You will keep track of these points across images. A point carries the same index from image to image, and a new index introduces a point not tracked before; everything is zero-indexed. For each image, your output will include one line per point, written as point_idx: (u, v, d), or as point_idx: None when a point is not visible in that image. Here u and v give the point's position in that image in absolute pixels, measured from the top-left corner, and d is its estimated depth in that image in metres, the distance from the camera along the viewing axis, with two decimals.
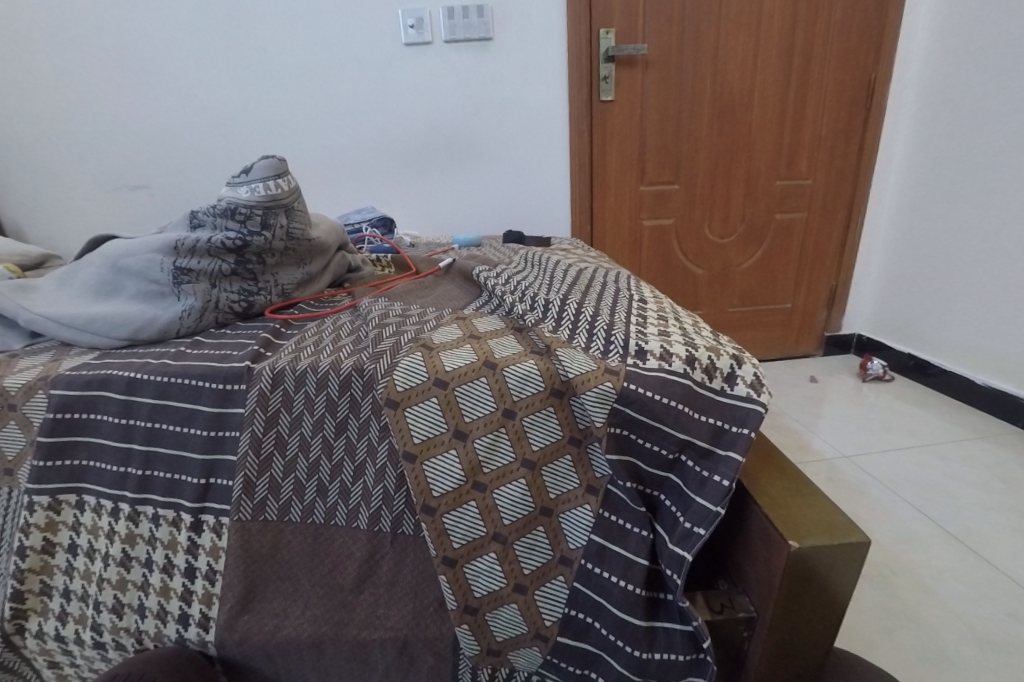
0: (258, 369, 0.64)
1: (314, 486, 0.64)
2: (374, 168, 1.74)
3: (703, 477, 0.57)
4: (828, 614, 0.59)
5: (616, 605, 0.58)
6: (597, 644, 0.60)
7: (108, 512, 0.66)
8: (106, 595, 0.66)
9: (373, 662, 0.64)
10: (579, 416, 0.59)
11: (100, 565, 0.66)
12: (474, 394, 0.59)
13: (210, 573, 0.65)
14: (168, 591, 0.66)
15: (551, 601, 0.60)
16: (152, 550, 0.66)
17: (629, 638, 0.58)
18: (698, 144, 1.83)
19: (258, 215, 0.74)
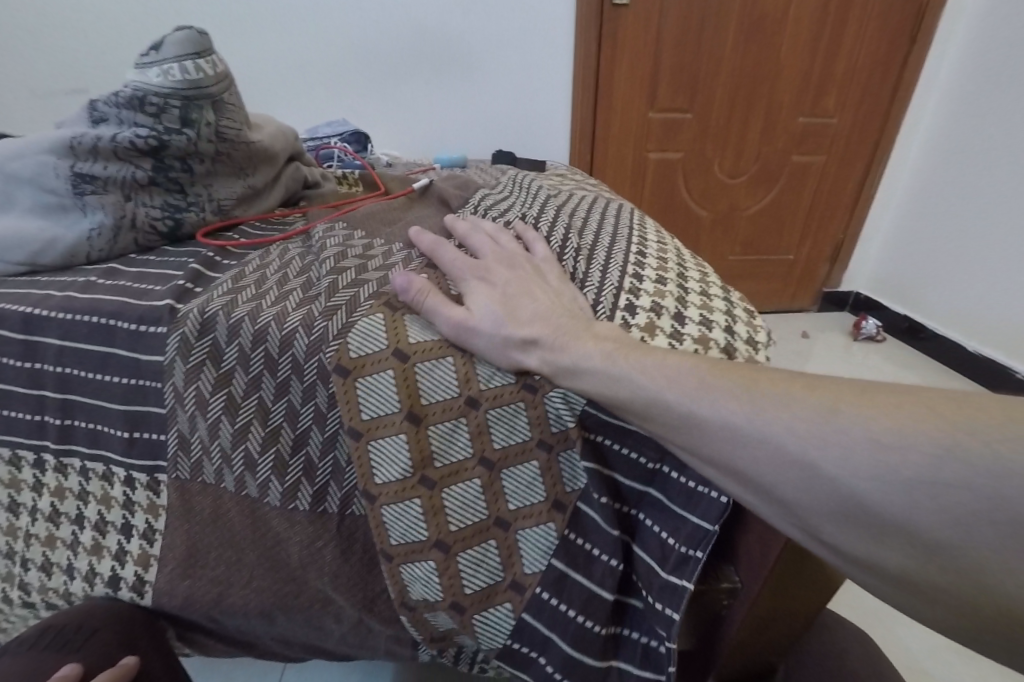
0: (183, 311, 0.52)
1: (242, 457, 0.53)
2: (350, 74, 1.55)
3: (690, 489, 0.47)
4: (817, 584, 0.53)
5: (568, 641, 0.50)
6: (537, 677, 0.52)
7: (31, 463, 0.59)
8: (34, 552, 0.59)
9: (329, 629, 0.57)
10: (554, 419, 0.49)
11: (27, 520, 0.59)
12: (436, 374, 0.49)
13: (149, 532, 0.56)
14: (101, 550, 0.58)
15: (493, 629, 0.50)
16: (82, 506, 0.58)
17: (576, 676, 0.51)
18: (719, 67, 1.65)
19: (175, 108, 0.58)
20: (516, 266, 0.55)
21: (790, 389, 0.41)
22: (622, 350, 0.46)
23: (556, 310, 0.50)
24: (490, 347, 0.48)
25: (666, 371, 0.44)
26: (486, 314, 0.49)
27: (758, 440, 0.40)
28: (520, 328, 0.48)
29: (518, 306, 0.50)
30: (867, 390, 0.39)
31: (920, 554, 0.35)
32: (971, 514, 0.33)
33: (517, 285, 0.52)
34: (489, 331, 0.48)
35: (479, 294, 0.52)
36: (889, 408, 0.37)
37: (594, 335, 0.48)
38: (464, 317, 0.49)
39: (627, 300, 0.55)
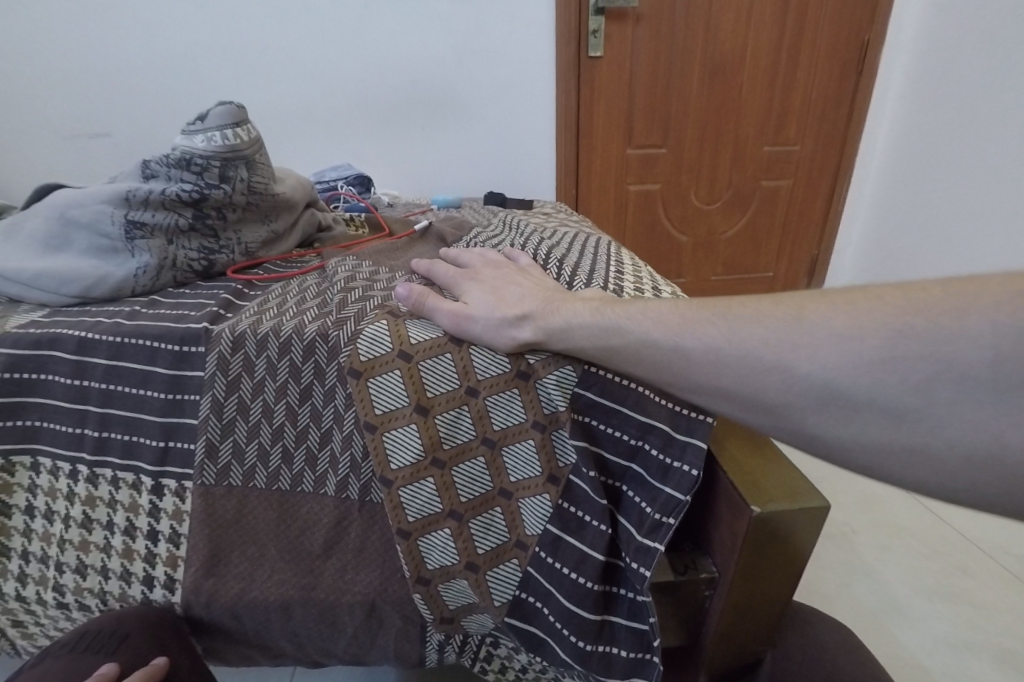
0: (217, 331, 0.61)
1: (279, 452, 0.62)
2: (351, 121, 1.67)
3: (667, 465, 0.56)
4: (786, 576, 0.60)
5: (565, 595, 0.58)
6: (544, 630, 0.61)
7: (66, 474, 0.66)
8: (69, 556, 0.67)
9: (341, 625, 0.64)
10: (545, 402, 0.57)
11: (61, 527, 0.66)
12: (439, 369, 0.58)
13: (174, 536, 0.64)
14: (131, 553, 0.65)
15: (503, 583, 0.60)
16: (112, 513, 0.65)
17: (575, 629, 0.58)
18: (688, 105, 1.79)
19: (216, 167, 0.67)
20: (500, 268, 0.65)
21: (759, 307, 0.49)
22: (607, 305, 0.56)
23: (538, 291, 0.59)
24: (486, 330, 0.57)
25: (650, 316, 0.53)
26: (480, 305, 0.59)
27: (748, 351, 0.48)
28: (504, 309, 0.57)
29: (506, 294, 0.59)
30: (822, 296, 0.47)
31: (896, 421, 0.42)
32: (929, 378, 0.41)
33: (502, 280, 0.62)
34: (480, 317, 0.57)
35: (472, 292, 0.61)
36: (846, 306, 0.45)
37: (580, 300, 0.57)
38: (458, 313, 0.58)
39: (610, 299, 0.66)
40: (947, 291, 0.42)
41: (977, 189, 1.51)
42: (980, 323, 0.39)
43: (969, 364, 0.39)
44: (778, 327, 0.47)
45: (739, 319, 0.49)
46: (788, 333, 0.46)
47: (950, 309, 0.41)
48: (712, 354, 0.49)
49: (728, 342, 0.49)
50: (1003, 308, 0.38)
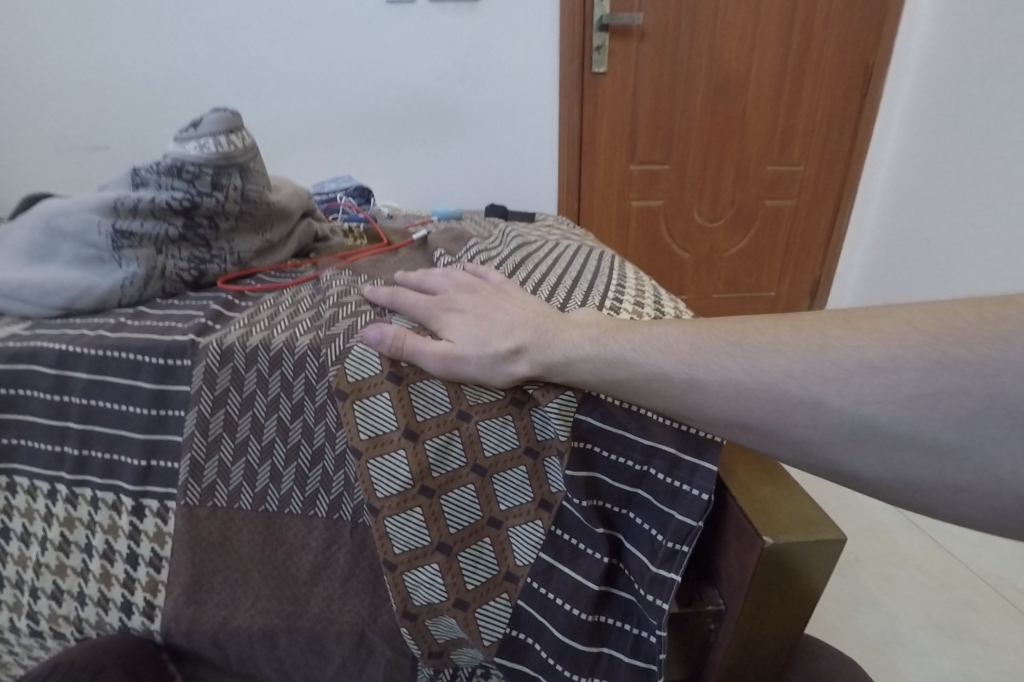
0: (204, 343, 0.58)
1: (267, 471, 0.59)
2: (351, 135, 1.66)
3: (675, 488, 0.52)
4: (797, 615, 0.57)
5: (560, 629, 0.54)
6: (535, 668, 0.57)
7: (44, 494, 0.63)
8: (44, 582, 0.63)
9: (329, 654, 0.61)
10: (539, 428, 0.55)
11: (38, 550, 0.63)
12: (429, 392, 0.55)
13: (155, 560, 0.61)
14: (109, 577, 0.62)
15: (492, 621, 0.56)
16: (91, 535, 0.62)
17: (568, 664, 0.55)
18: (691, 122, 1.79)
19: (208, 175, 0.65)
20: (475, 292, 0.61)
21: (777, 334, 0.47)
22: (606, 332, 0.53)
23: (527, 317, 0.56)
24: (481, 367, 0.54)
25: (658, 345, 0.51)
26: (468, 340, 0.55)
27: (772, 382, 0.46)
28: (498, 343, 0.54)
29: (492, 325, 0.56)
30: (849, 319, 0.46)
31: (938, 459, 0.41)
32: (973, 414, 0.39)
33: (485, 308, 0.58)
34: (471, 357, 0.54)
35: (454, 326, 0.57)
36: (871, 332, 0.44)
37: (576, 326, 0.55)
38: (446, 353, 0.54)
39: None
40: (980, 317, 0.40)
41: (987, 217, 1.50)
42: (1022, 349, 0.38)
43: (1013, 394, 0.38)
44: (806, 356, 0.45)
45: (753, 343, 0.48)
46: (816, 351, 0.45)
47: (993, 332, 0.39)
48: (727, 386, 0.48)
49: (747, 374, 0.47)
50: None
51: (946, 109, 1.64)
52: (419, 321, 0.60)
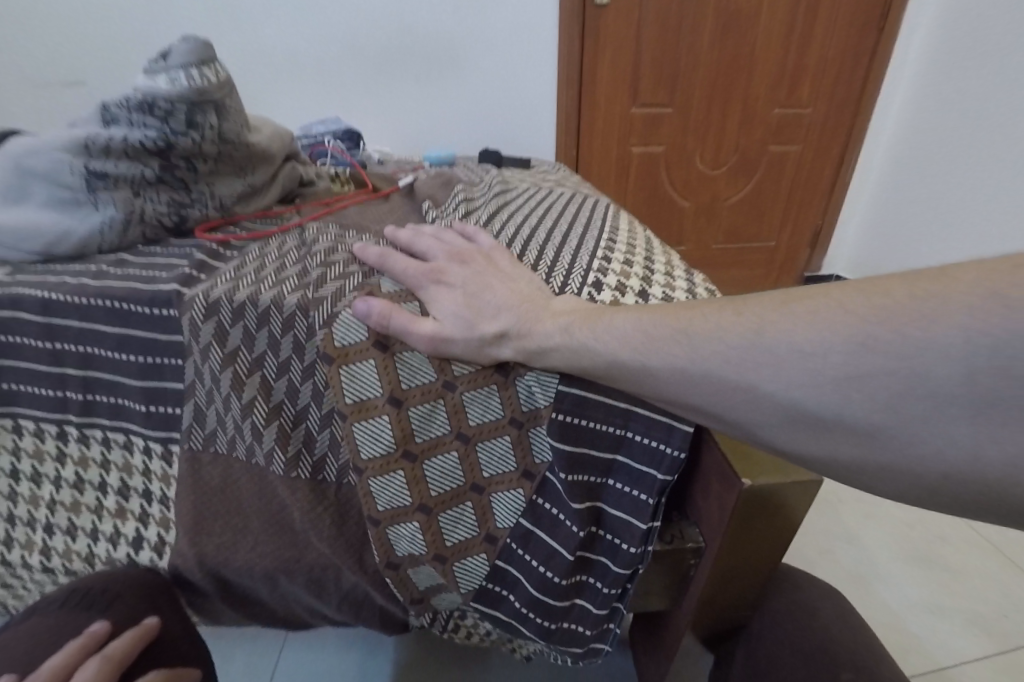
0: (190, 296, 0.56)
1: (249, 427, 0.57)
2: (341, 71, 1.58)
3: (652, 451, 0.53)
4: (774, 538, 0.59)
5: (532, 583, 0.58)
6: (509, 613, 0.62)
7: (54, 435, 0.64)
8: (59, 518, 0.65)
9: (328, 592, 0.64)
10: (525, 398, 0.54)
11: (50, 489, 0.65)
12: (414, 362, 0.54)
13: (165, 498, 0.63)
14: (124, 513, 0.64)
15: (470, 574, 0.59)
16: (105, 474, 0.64)
17: (541, 612, 0.60)
18: (696, 62, 1.70)
19: (182, 111, 0.62)
20: (467, 260, 0.57)
21: (721, 317, 0.46)
22: (577, 320, 0.51)
23: (516, 297, 0.53)
24: (469, 346, 0.52)
25: (616, 333, 0.49)
26: (456, 321, 0.52)
27: (723, 370, 0.45)
28: (487, 325, 0.52)
29: (480, 303, 0.53)
30: (789, 300, 0.44)
31: (875, 439, 0.40)
32: (897, 393, 0.38)
33: (476, 283, 0.55)
34: (458, 338, 0.52)
35: (441, 300, 0.54)
36: (805, 316, 0.42)
37: (553, 312, 0.52)
38: (434, 335, 0.52)
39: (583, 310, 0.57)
40: (912, 293, 0.38)
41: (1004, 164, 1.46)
42: (946, 329, 0.36)
43: (937, 377, 0.36)
44: (764, 340, 0.43)
45: (701, 324, 0.46)
46: (759, 337, 0.43)
47: None
48: (678, 373, 0.47)
49: (695, 359, 0.46)
50: (976, 312, 0.35)
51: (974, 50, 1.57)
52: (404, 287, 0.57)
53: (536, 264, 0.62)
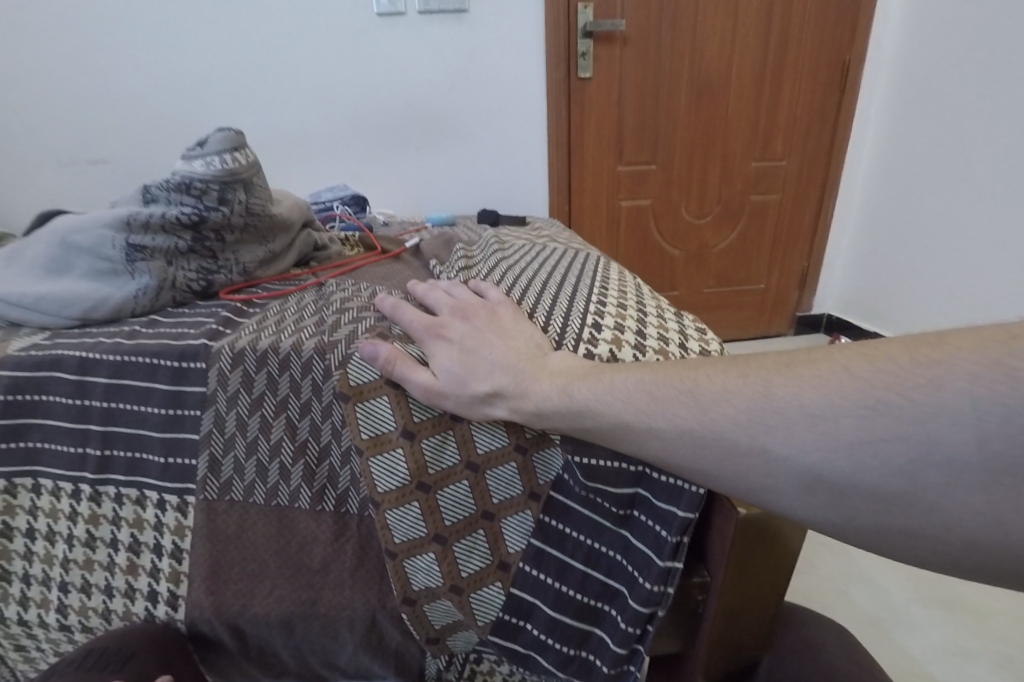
0: (216, 348, 0.62)
1: (277, 467, 0.63)
2: (345, 143, 1.69)
3: (671, 488, 0.56)
4: (774, 567, 0.64)
5: (549, 605, 0.62)
6: (527, 643, 0.64)
7: (68, 494, 0.67)
8: (73, 576, 0.68)
9: (342, 641, 0.65)
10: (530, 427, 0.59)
11: (64, 547, 0.67)
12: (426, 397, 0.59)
13: (176, 552, 0.65)
14: (135, 568, 0.67)
15: (486, 605, 0.62)
16: (117, 530, 0.67)
17: (559, 637, 0.63)
18: (675, 123, 1.83)
19: (215, 191, 0.68)
20: (471, 317, 0.62)
21: (726, 380, 0.49)
22: (574, 381, 0.55)
23: (513, 357, 0.57)
24: (460, 398, 0.57)
25: (620, 395, 0.52)
26: (449, 376, 0.57)
27: (732, 437, 0.48)
28: (479, 381, 0.56)
29: (476, 360, 0.57)
30: (792, 365, 0.48)
31: (890, 505, 0.42)
32: (909, 460, 0.41)
33: (473, 339, 0.59)
34: (450, 390, 0.56)
35: (441, 352, 0.59)
36: (811, 379, 0.46)
37: (549, 371, 0.56)
38: (429, 387, 0.56)
39: (586, 347, 0.62)
40: (913, 360, 0.42)
41: (985, 206, 1.57)
42: (951, 396, 0.39)
43: (948, 444, 0.39)
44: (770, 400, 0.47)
45: (700, 387, 0.50)
46: (763, 400, 0.47)
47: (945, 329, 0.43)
48: (690, 436, 0.49)
49: (704, 422, 0.49)
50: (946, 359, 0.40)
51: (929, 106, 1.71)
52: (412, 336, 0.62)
53: (536, 311, 0.67)
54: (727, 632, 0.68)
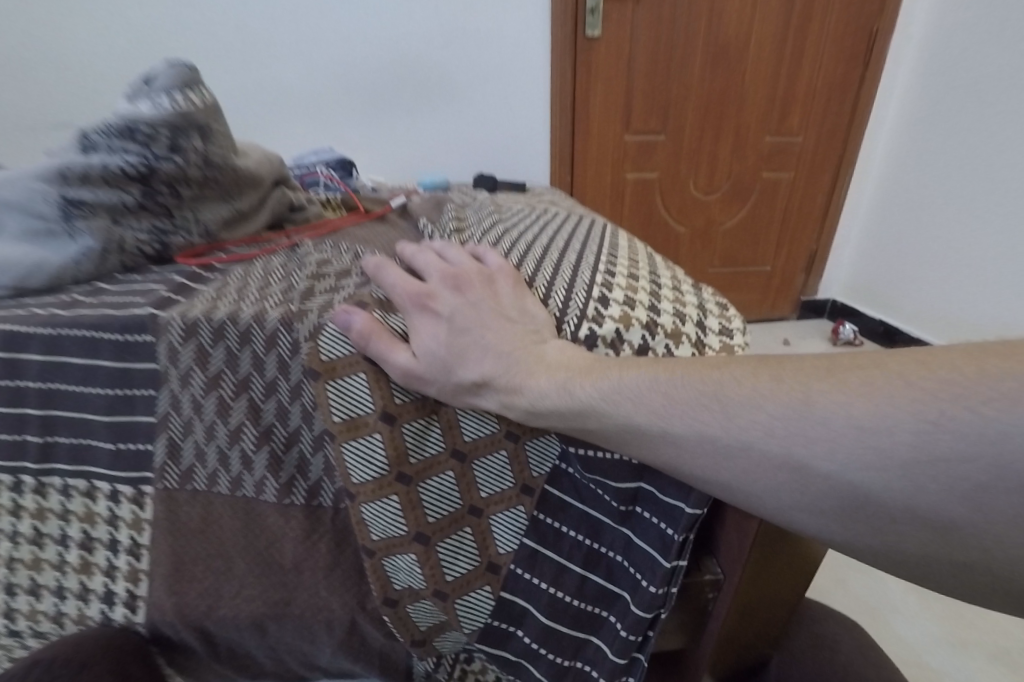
0: (165, 318, 0.53)
1: (238, 453, 0.55)
2: (334, 104, 1.59)
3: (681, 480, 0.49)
4: (792, 562, 0.58)
5: (542, 611, 0.55)
6: (517, 652, 0.57)
7: (9, 487, 0.59)
8: (20, 577, 0.60)
9: (321, 644, 0.58)
10: None
11: (8, 546, 0.60)
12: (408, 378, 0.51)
13: (134, 548, 0.58)
14: (89, 567, 0.59)
15: (475, 610, 0.54)
16: (66, 525, 0.59)
17: (553, 647, 0.56)
18: (689, 89, 1.72)
19: (165, 135, 0.60)
20: (466, 288, 0.53)
21: (756, 381, 0.42)
22: (578, 375, 0.47)
23: (508, 345, 0.50)
24: (442, 385, 0.49)
25: (629, 393, 0.46)
26: (432, 359, 0.48)
27: (764, 448, 0.41)
28: (468, 369, 0.48)
29: (466, 343, 0.49)
30: (835, 372, 0.40)
31: (945, 536, 0.36)
32: (971, 489, 0.34)
33: (465, 317, 0.51)
34: (433, 375, 0.48)
35: (426, 327, 0.50)
36: (861, 390, 0.38)
37: (547, 364, 0.49)
38: (409, 371, 0.48)
39: (590, 327, 0.53)
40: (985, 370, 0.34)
41: (1012, 186, 1.49)
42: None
43: None
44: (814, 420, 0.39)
45: (724, 396, 0.43)
46: (796, 415, 0.40)
47: None
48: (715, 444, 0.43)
49: (730, 430, 0.42)
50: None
51: (958, 81, 1.62)
52: (393, 304, 0.53)
53: (536, 283, 0.59)
54: (736, 630, 0.62)
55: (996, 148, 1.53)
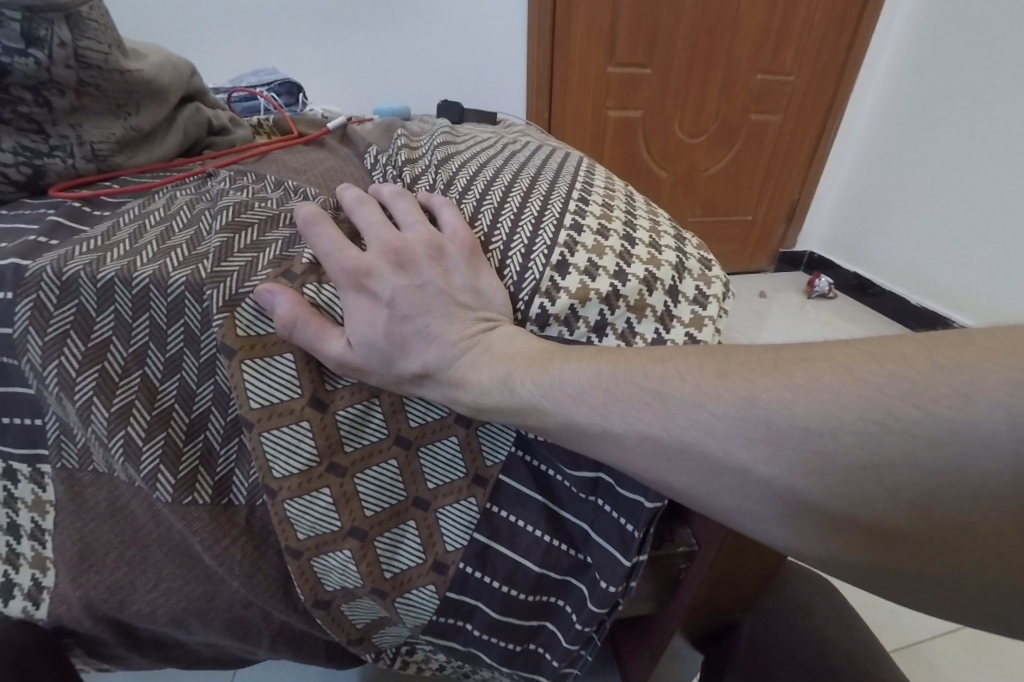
0: (37, 269, 0.42)
1: (119, 447, 0.43)
2: (282, 14, 1.41)
3: None
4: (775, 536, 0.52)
5: (493, 608, 0.49)
6: (467, 644, 0.52)
7: None
8: None
9: (254, 637, 0.52)
10: None
11: None
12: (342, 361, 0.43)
13: (37, 533, 0.48)
14: None
15: (417, 609, 0.48)
16: None
17: (504, 638, 0.51)
18: (679, 17, 1.57)
19: (14, 22, 0.43)
20: (414, 261, 0.43)
21: (701, 380, 0.38)
22: (522, 364, 0.42)
23: (457, 334, 0.43)
24: (380, 376, 0.42)
25: (575, 385, 0.41)
26: (368, 350, 0.41)
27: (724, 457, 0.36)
28: (411, 361, 0.42)
29: (409, 333, 0.42)
30: (779, 363, 0.36)
31: (915, 545, 0.33)
32: (928, 493, 0.31)
33: (411, 301, 0.42)
34: (370, 368, 0.41)
35: (363, 309, 0.42)
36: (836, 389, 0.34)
37: (494, 353, 0.42)
38: (343, 362, 0.41)
39: (541, 303, 0.45)
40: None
41: (1007, 136, 1.42)
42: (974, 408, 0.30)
43: None
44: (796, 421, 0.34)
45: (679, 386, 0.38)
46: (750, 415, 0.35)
47: None
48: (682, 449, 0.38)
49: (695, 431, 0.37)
50: None
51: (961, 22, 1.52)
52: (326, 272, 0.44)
53: (489, 236, 0.47)
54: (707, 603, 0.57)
55: (995, 95, 1.45)
